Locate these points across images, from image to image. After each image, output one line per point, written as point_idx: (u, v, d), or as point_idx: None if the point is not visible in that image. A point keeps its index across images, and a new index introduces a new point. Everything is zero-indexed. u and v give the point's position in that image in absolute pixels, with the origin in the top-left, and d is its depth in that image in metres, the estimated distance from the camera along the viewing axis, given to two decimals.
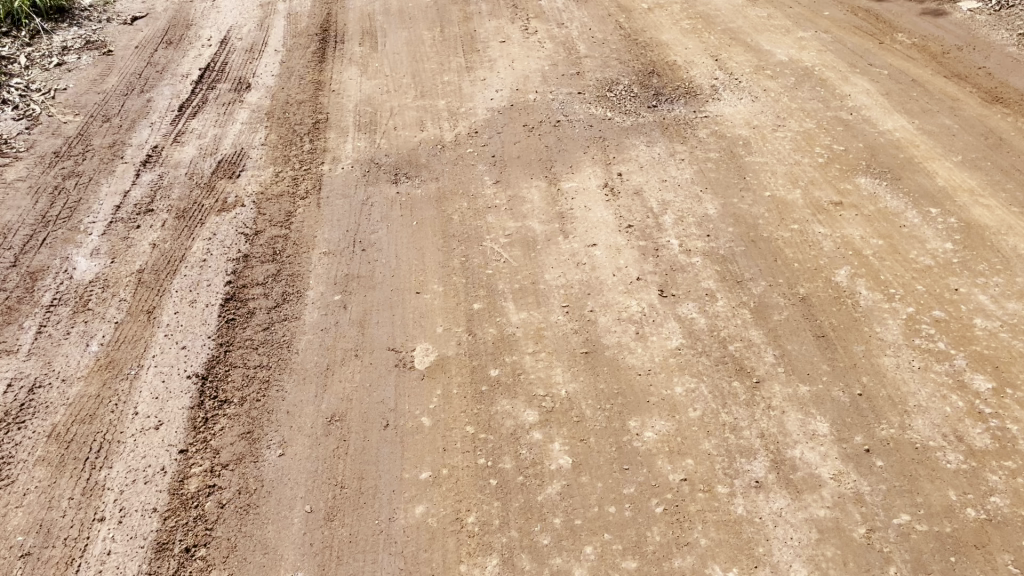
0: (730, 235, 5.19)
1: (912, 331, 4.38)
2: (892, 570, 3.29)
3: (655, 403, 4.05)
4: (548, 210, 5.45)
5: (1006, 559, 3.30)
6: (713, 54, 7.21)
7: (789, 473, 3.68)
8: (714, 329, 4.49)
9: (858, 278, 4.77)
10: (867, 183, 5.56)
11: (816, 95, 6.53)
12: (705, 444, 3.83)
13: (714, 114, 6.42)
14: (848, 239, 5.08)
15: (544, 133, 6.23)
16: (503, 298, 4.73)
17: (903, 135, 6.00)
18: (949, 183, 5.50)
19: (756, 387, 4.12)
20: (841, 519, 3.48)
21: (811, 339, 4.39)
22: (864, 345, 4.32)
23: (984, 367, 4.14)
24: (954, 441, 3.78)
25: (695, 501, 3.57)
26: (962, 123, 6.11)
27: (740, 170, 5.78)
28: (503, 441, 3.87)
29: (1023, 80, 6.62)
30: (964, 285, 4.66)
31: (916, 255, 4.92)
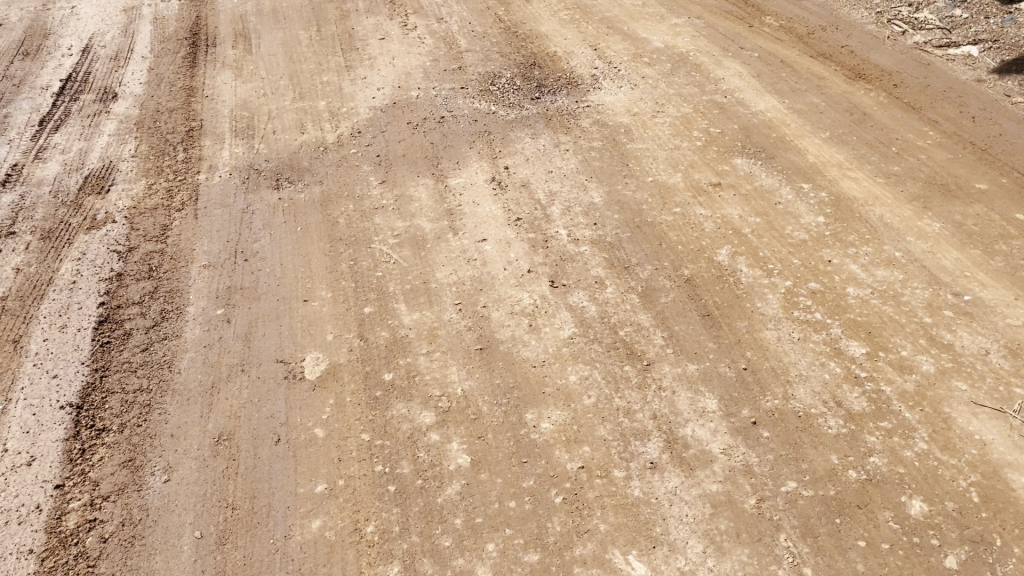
0: (616, 222, 5.28)
1: (791, 304, 4.57)
2: (782, 537, 3.40)
3: (550, 393, 4.07)
4: (436, 207, 5.40)
5: (887, 516, 3.46)
6: (592, 43, 7.31)
7: (682, 451, 3.77)
8: (605, 316, 4.55)
9: (738, 256, 4.95)
10: (743, 163, 5.77)
11: (691, 80, 6.71)
12: (600, 430, 3.88)
13: (596, 103, 6.51)
14: (727, 219, 5.26)
15: (429, 129, 6.17)
16: (394, 300, 4.65)
17: (774, 114, 6.24)
18: (819, 159, 5.74)
19: (648, 369, 4.21)
20: (733, 492, 3.58)
21: (697, 319, 4.53)
22: (746, 320, 4.49)
23: (858, 334, 4.34)
24: (834, 407, 3.95)
25: (593, 487, 3.61)
26: (829, 100, 6.39)
27: (623, 157, 5.88)
28: (400, 446, 3.81)
29: (882, 56, 6.96)
30: (837, 256, 4.88)
31: (791, 230, 5.13)
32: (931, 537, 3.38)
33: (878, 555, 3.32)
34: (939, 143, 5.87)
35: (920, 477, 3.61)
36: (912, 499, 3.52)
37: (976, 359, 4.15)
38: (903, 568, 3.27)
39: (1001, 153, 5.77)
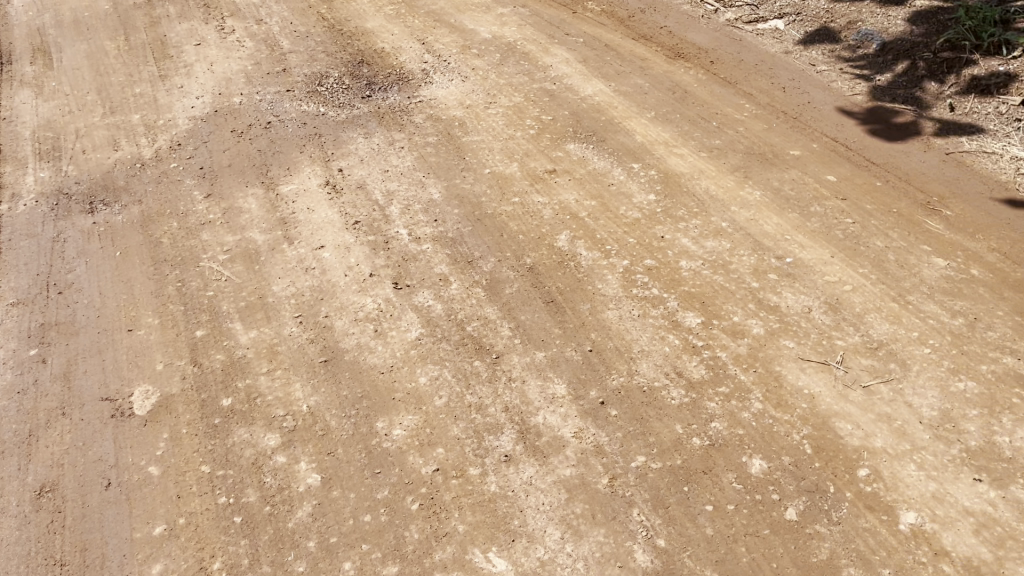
0: (456, 216, 5.24)
1: (630, 283, 4.73)
2: (635, 512, 3.48)
3: (400, 399, 3.99)
4: (268, 217, 5.18)
5: (730, 478, 3.62)
6: (419, 37, 7.24)
7: (535, 440, 3.79)
8: (451, 313, 4.50)
9: (577, 240, 5.06)
10: (575, 148, 5.89)
11: (520, 69, 6.79)
12: (453, 429, 3.83)
13: (428, 97, 6.44)
14: (564, 205, 5.36)
15: (255, 136, 5.91)
16: (229, 319, 4.43)
17: (602, 98, 6.44)
18: (646, 139, 5.99)
19: (497, 362, 4.21)
20: (586, 474, 3.63)
21: (542, 306, 4.57)
22: (589, 303, 4.59)
23: (693, 305, 4.56)
24: (676, 379, 4.12)
25: (449, 489, 3.56)
26: (652, 81, 6.67)
27: (459, 150, 5.85)
28: (244, 473, 3.63)
29: (699, 35, 7.27)
30: (668, 232, 5.10)
31: (625, 210, 5.31)
32: (772, 493, 3.55)
33: (726, 517, 3.46)
34: (755, 115, 6.21)
35: (758, 436, 3.80)
36: (752, 458, 3.70)
37: (801, 318, 4.44)
38: (749, 526, 3.42)
39: (810, 119, 6.15)
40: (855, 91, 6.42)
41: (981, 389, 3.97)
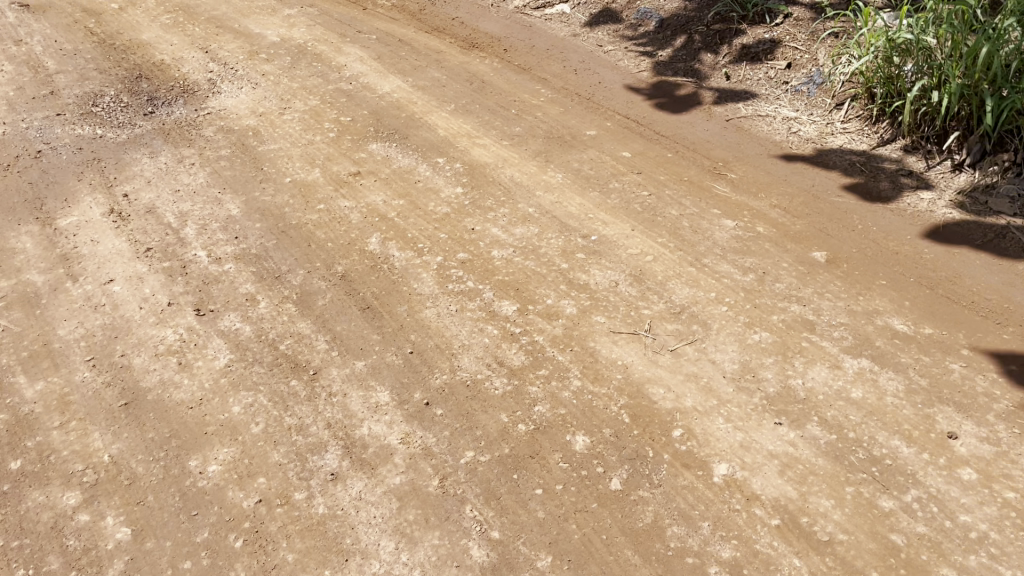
0: (259, 230, 5.02)
1: (444, 278, 4.71)
2: (468, 508, 3.47)
3: (213, 432, 3.77)
4: (47, 255, 4.75)
5: (557, 458, 3.70)
6: (202, 45, 6.89)
7: (361, 453, 3.70)
8: (262, 333, 4.31)
9: (388, 242, 4.97)
10: (378, 148, 5.79)
11: (314, 71, 6.59)
12: (273, 456, 3.67)
13: (217, 108, 6.12)
14: (372, 207, 5.25)
15: (24, 168, 5.40)
16: (10, 374, 4.03)
17: (400, 95, 6.37)
18: (448, 132, 5.98)
19: (315, 378, 4.06)
20: (416, 479, 3.59)
21: (357, 313, 4.46)
22: (405, 304, 4.53)
23: (508, 293, 4.61)
24: (497, 368, 4.15)
25: (274, 518, 3.41)
26: (449, 73, 6.68)
27: (256, 161, 5.60)
28: (43, 540, 3.32)
29: (490, 23, 7.42)
30: (478, 223, 5.13)
31: (433, 206, 5.28)
32: (597, 466, 3.66)
33: (555, 498, 3.53)
34: (551, 100, 6.41)
35: (580, 413, 3.92)
36: (576, 436, 3.80)
37: (609, 292, 4.63)
38: (578, 503, 3.50)
39: (602, 99, 6.43)
40: (640, 68, 6.74)
41: (774, 338, 4.31)
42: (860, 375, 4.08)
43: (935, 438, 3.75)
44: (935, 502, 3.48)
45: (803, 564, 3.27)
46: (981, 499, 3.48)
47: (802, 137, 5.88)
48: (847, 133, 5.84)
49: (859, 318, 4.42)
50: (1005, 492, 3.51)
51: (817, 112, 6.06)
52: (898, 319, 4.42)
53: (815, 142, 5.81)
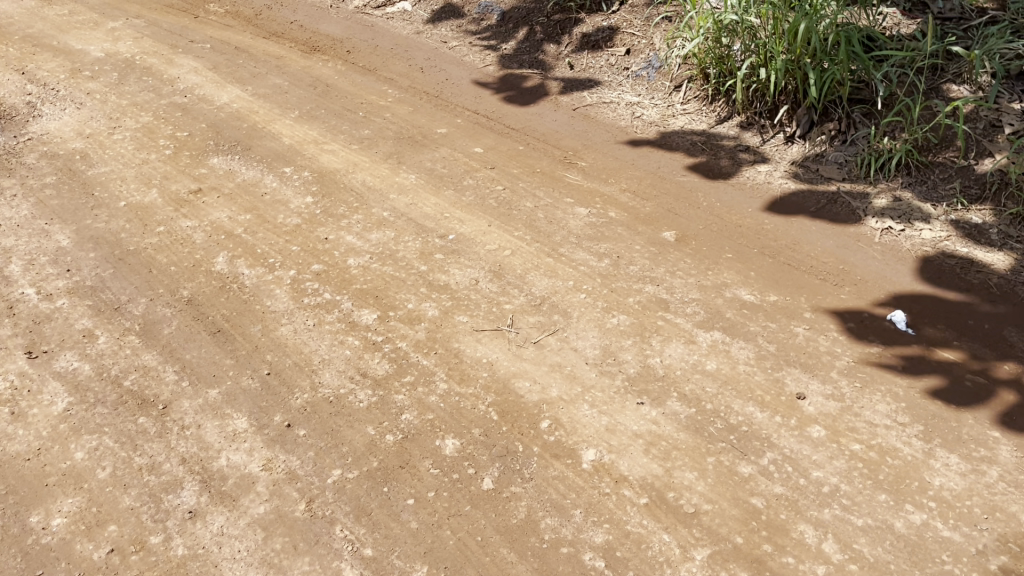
0: (93, 260, 4.70)
1: (299, 292, 4.55)
2: (339, 528, 3.37)
3: (55, 483, 3.51)
4: None
5: (428, 464, 3.64)
6: (16, 66, 6.40)
7: (220, 485, 3.53)
8: (103, 370, 4.04)
9: (237, 259, 4.77)
10: (220, 162, 5.54)
11: (144, 86, 6.24)
12: (124, 500, 3.45)
13: (39, 133, 5.70)
14: (217, 224, 5.02)
15: None
16: None
17: (240, 105, 6.12)
18: (293, 140, 5.79)
19: (165, 413, 3.84)
20: (282, 506, 3.45)
21: (208, 338, 4.26)
22: (259, 323, 4.35)
23: (367, 301, 4.51)
24: (360, 380, 4.04)
25: (130, 567, 3.21)
26: (290, 79, 6.49)
27: (86, 187, 5.24)
28: None
29: (330, 25, 7.34)
30: (331, 232, 4.99)
31: (282, 218, 5.09)
32: (468, 468, 3.63)
33: (427, 506, 3.47)
34: (399, 100, 6.32)
35: (447, 416, 3.87)
36: (445, 440, 3.76)
37: (469, 290, 4.60)
38: (451, 508, 3.46)
39: (450, 96, 6.41)
40: (485, 63, 6.79)
41: (631, 320, 4.41)
42: (714, 347, 4.23)
43: (785, 400, 3.93)
44: (790, 462, 3.65)
45: (673, 539, 3.35)
46: (831, 453, 3.67)
47: (645, 120, 6.07)
48: (687, 114, 6.07)
49: (709, 293, 4.58)
50: (851, 444, 3.72)
51: (658, 96, 6.26)
52: (746, 289, 4.61)
53: (658, 125, 6.01)
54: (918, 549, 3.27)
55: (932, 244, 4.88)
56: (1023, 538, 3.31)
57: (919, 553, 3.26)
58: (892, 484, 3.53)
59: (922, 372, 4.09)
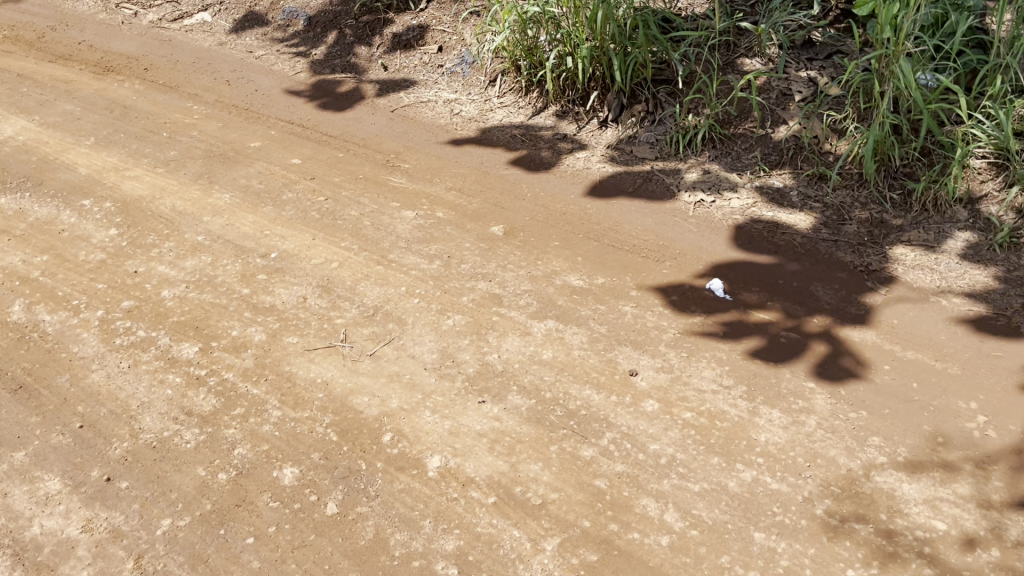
0: None
1: (110, 333, 4.23)
2: None
3: None
4: None
5: (266, 498, 3.47)
6: None
7: (34, 556, 3.22)
8: None
9: (36, 306, 4.38)
10: (8, 201, 5.07)
11: None
12: None
13: None
14: (10, 269, 4.59)
15: None
16: None
17: (26, 137, 5.63)
18: (91, 169, 5.38)
19: None
20: (107, 568, 3.19)
21: (9, 397, 3.88)
22: (67, 373, 4.01)
23: (187, 334, 4.25)
24: (185, 420, 3.80)
25: None
26: (83, 104, 6.03)
27: None
28: None
29: (123, 42, 6.92)
30: (141, 264, 4.67)
31: (85, 254, 4.72)
32: (309, 495, 3.48)
33: (269, 542, 3.31)
34: (206, 116, 6.01)
35: (283, 444, 3.70)
36: (282, 470, 3.59)
37: (297, 309, 4.42)
38: (295, 540, 3.31)
39: (261, 107, 6.16)
40: (296, 70, 6.59)
41: (466, 319, 4.37)
42: (549, 336, 4.28)
43: (619, 379, 4.04)
44: (628, 439, 3.74)
45: (523, 533, 3.35)
46: (665, 425, 3.80)
47: (464, 116, 6.08)
48: (504, 107, 6.13)
49: (540, 282, 4.63)
50: (683, 413, 3.86)
51: (474, 91, 6.29)
52: (575, 275, 4.69)
53: (477, 120, 6.04)
54: (752, 505, 3.44)
55: (741, 212, 5.15)
56: (842, 479, 3.54)
57: (753, 508, 3.43)
58: (723, 446, 3.70)
59: (742, 335, 4.30)
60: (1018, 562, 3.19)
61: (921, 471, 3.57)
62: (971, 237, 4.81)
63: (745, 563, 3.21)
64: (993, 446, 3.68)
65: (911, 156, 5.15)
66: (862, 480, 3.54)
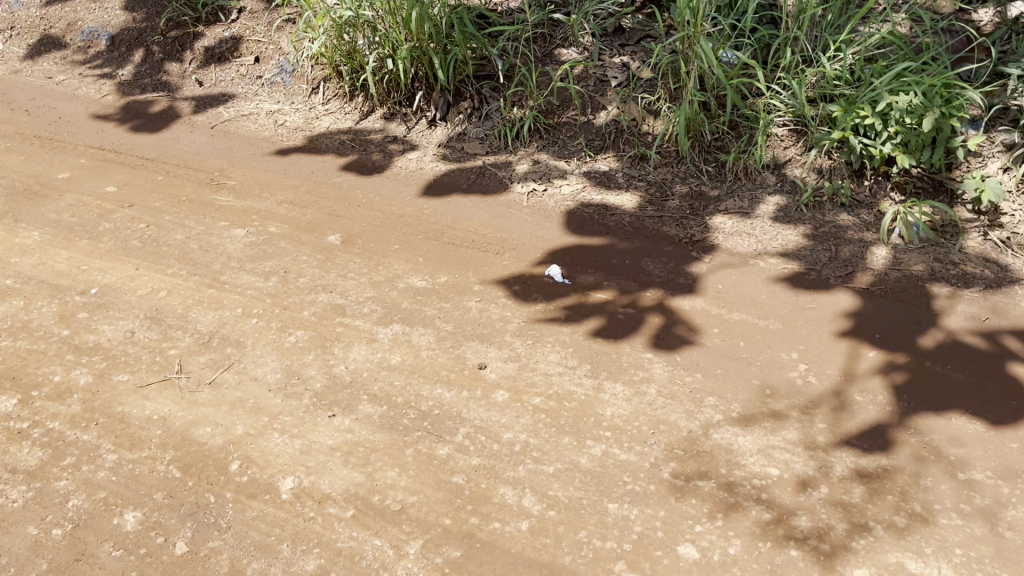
0: None
1: None
2: None
3: None
4: None
5: (108, 547, 3.26)
6: None
7: None
8: None
9: None
10: None
11: None
12: None
13: None
14: None
15: None
16: None
17: None
18: None
19: None
20: None
21: None
22: None
23: (3, 385, 3.93)
24: (9, 478, 3.52)
25: None
26: None
27: None
28: None
29: None
30: None
31: None
32: (155, 538, 3.30)
33: None
34: (4, 150, 5.58)
35: (122, 488, 3.49)
36: (124, 515, 3.39)
37: (125, 345, 4.19)
38: None
39: (67, 135, 5.79)
40: (103, 93, 6.26)
41: (309, 333, 4.28)
42: (395, 340, 4.25)
43: (468, 374, 4.07)
44: (481, 432, 3.78)
45: (385, 541, 3.31)
46: (516, 413, 3.87)
47: (289, 127, 5.95)
48: (330, 114, 6.05)
49: (383, 287, 4.59)
50: (533, 399, 3.95)
51: (297, 100, 6.18)
52: (417, 276, 4.69)
53: (304, 130, 5.92)
54: (604, 479, 3.57)
55: (572, 198, 5.32)
56: (684, 441, 3.74)
57: (605, 481, 3.55)
58: (572, 426, 3.82)
59: (582, 316, 4.45)
60: (844, 495, 3.47)
61: (754, 423, 3.82)
62: (781, 200, 5.18)
63: (602, 535, 3.33)
64: (815, 391, 3.98)
65: (721, 130, 5.48)
66: (701, 439, 3.75)
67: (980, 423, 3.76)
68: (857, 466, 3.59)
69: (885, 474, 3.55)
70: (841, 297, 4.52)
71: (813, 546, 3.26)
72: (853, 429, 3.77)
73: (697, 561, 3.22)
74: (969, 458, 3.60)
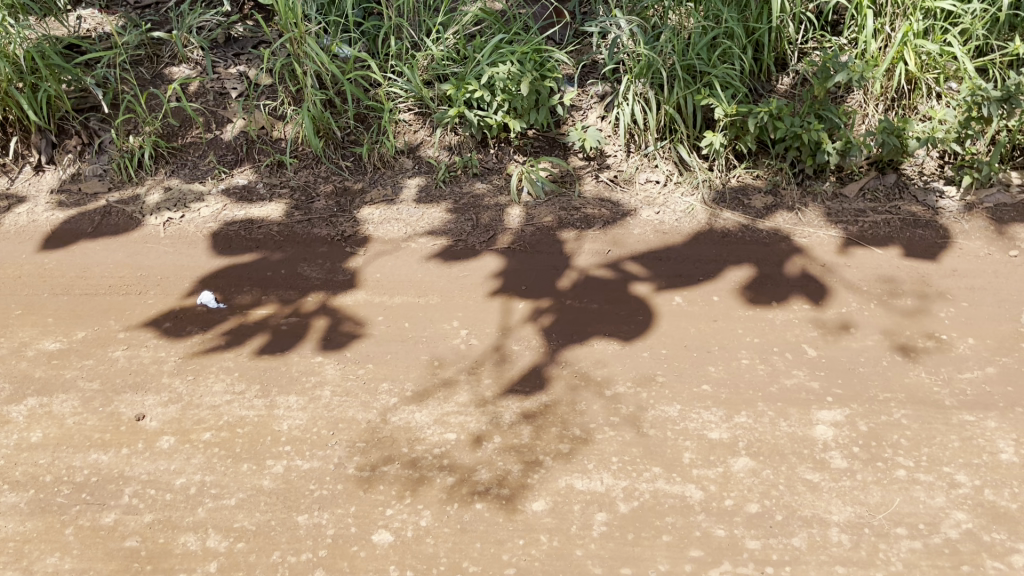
0: None
1: None
2: None
3: None
4: None
5: None
6: None
7: None
8: None
9: None
10: None
11: None
12: None
13: None
14: None
15: None
16: None
17: None
18: None
19: None
20: None
21: None
22: None
23: None
24: None
25: None
26: None
27: None
28: None
29: None
30: None
31: None
32: None
33: None
34: None
35: None
36: None
37: None
38: None
39: None
40: None
41: None
42: (33, 416, 3.81)
43: (125, 429, 3.77)
44: (150, 485, 3.51)
45: None
46: (187, 455, 3.65)
47: None
48: None
49: (8, 361, 4.10)
50: (202, 436, 3.75)
51: None
52: (50, 339, 4.25)
53: None
54: (290, 493, 3.48)
55: (213, 218, 5.12)
56: (364, 433, 3.78)
57: (291, 496, 3.47)
58: (249, 451, 3.68)
59: (244, 337, 4.31)
60: (515, 438, 3.74)
61: (428, 397, 3.97)
62: (420, 181, 5.41)
63: (295, 550, 3.24)
64: (477, 351, 4.24)
65: (351, 125, 5.58)
66: (381, 426, 3.82)
67: (617, 342, 4.25)
68: (522, 410, 3.89)
69: (546, 410, 3.88)
70: (488, 260, 4.84)
71: (495, 494, 3.48)
72: (515, 377, 4.07)
73: (392, 544, 3.27)
74: (612, 376, 4.06)
